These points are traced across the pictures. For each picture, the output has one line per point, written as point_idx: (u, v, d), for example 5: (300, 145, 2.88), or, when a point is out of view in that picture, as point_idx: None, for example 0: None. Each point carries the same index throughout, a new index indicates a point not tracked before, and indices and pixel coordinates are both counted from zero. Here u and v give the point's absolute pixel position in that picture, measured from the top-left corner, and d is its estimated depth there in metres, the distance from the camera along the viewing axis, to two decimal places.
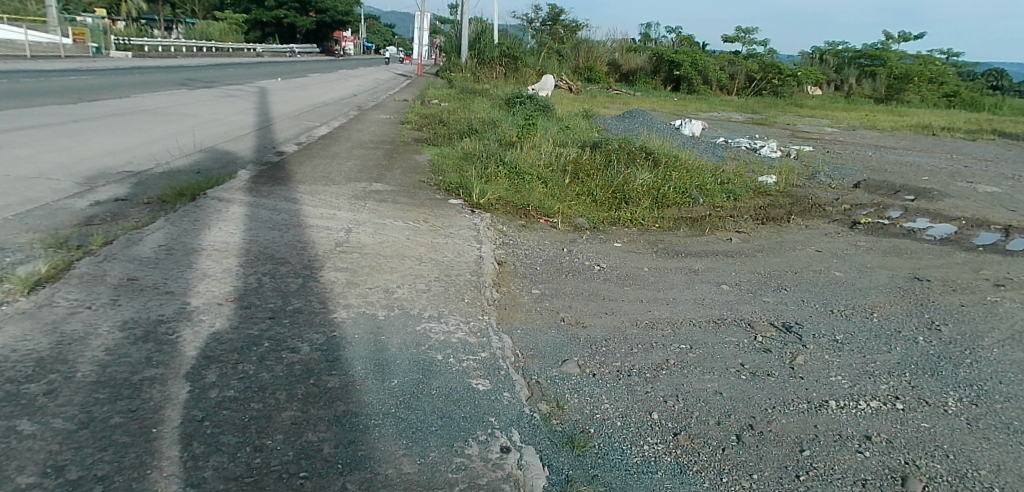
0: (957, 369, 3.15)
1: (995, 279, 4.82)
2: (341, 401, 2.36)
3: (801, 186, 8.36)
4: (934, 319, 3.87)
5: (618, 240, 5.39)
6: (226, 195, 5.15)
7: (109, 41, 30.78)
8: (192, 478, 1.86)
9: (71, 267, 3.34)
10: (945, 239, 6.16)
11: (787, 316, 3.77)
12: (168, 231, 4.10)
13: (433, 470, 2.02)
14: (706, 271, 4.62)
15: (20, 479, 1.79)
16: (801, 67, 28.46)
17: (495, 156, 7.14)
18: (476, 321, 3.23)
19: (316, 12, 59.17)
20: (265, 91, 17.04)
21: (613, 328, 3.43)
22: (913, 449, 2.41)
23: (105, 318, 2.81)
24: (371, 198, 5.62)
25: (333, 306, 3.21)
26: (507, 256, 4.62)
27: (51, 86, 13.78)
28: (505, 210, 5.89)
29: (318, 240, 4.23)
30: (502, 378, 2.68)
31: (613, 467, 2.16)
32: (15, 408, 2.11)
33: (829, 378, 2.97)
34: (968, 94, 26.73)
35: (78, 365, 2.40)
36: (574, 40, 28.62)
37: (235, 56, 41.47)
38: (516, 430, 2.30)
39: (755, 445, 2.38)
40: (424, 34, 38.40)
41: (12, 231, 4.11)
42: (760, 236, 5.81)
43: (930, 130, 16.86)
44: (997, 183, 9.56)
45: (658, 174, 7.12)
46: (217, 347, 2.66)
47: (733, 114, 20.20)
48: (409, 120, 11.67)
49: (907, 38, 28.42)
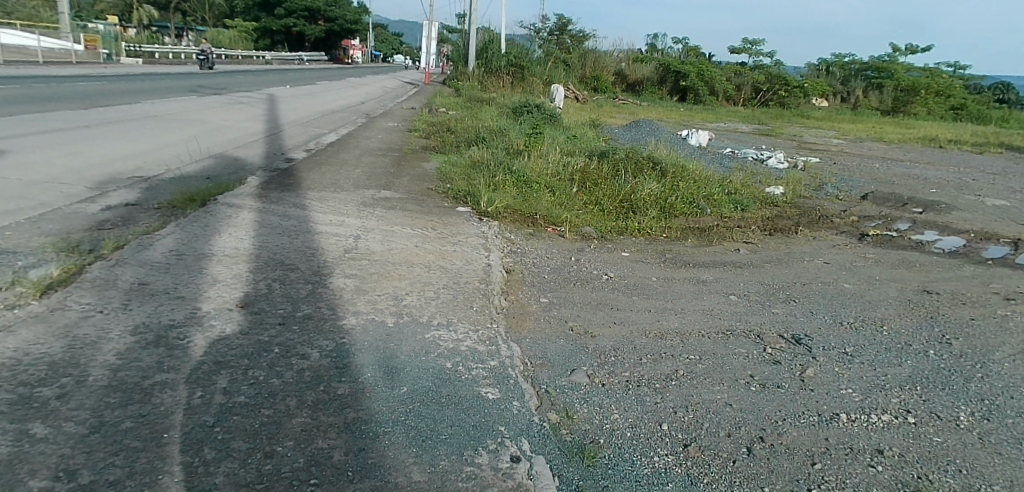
0: (968, 384, 3.12)
1: (1005, 293, 4.79)
2: (351, 408, 2.36)
3: (809, 197, 8.36)
4: (945, 334, 3.83)
5: (626, 249, 5.40)
6: (236, 201, 5.17)
7: (120, 48, 31.40)
8: (202, 484, 1.86)
9: (82, 271, 3.36)
10: (954, 252, 6.14)
11: (798, 329, 3.74)
12: (180, 236, 4.12)
13: (443, 478, 2.02)
14: (715, 282, 4.61)
15: (32, 483, 1.80)
16: (809, 78, 28.51)
17: (503, 166, 7.21)
18: (486, 329, 3.24)
19: (327, 21, 59.82)
20: (273, 97, 17.21)
21: (621, 339, 3.42)
22: (926, 464, 2.39)
23: (117, 322, 2.83)
24: (380, 206, 5.63)
25: (343, 313, 3.21)
26: (515, 264, 4.62)
27: (65, 91, 14.01)
28: (513, 219, 5.90)
29: (327, 246, 4.25)
30: (511, 387, 2.68)
31: (624, 478, 2.15)
32: (29, 411, 2.12)
33: (841, 390, 2.96)
34: (975, 107, 26.51)
35: (92, 369, 2.41)
36: (580, 51, 29.01)
37: (241, 64, 42.05)
38: (526, 440, 2.30)
39: (766, 458, 2.37)
40: (432, 42, 38.75)
41: (25, 234, 4.15)
42: (767, 247, 5.79)
43: (936, 143, 16.80)
44: (1006, 196, 9.54)
45: (666, 183, 7.15)
46: (228, 352, 2.66)
47: (740, 124, 20.26)
48: (417, 128, 11.70)
49: (915, 51, 28.26)
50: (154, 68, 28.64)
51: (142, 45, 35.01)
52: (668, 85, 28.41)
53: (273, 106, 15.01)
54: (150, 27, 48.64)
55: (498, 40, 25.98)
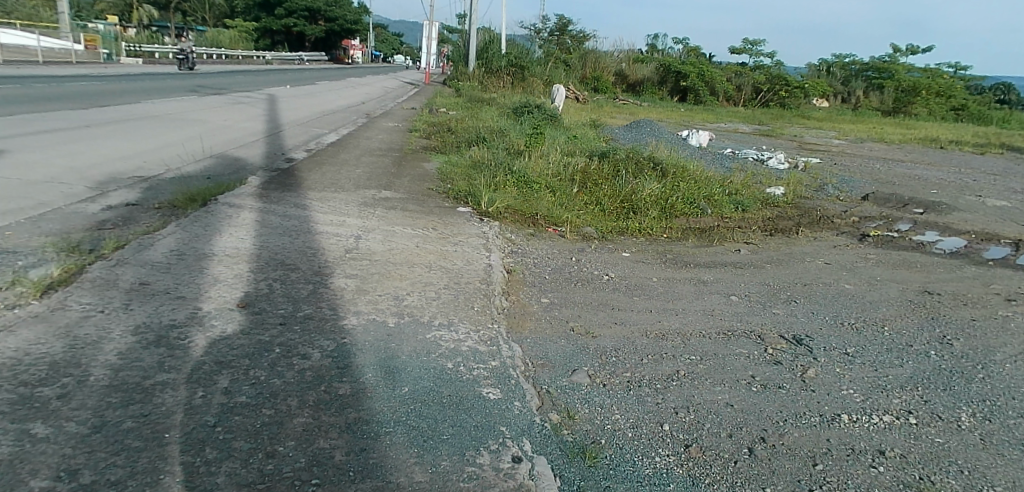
0: (970, 384, 3.12)
1: (1006, 294, 4.78)
2: (352, 408, 2.36)
3: (809, 198, 8.35)
4: (946, 334, 3.83)
5: (627, 250, 5.39)
6: (237, 201, 5.17)
7: (120, 48, 31.42)
8: (203, 484, 1.86)
9: (83, 271, 3.36)
10: (955, 252, 6.14)
11: (799, 329, 3.74)
12: (180, 236, 4.12)
13: (444, 479, 2.02)
14: (715, 282, 4.61)
15: (33, 483, 1.79)
16: (809, 79, 28.52)
17: (504, 166, 7.21)
18: (487, 329, 3.24)
19: (327, 21, 59.81)
20: (273, 97, 17.21)
21: (622, 339, 3.41)
22: (928, 465, 2.39)
23: (118, 322, 2.82)
24: (380, 206, 5.62)
25: (344, 313, 3.21)
26: (515, 264, 4.62)
27: (65, 91, 14.01)
28: (514, 219, 5.89)
29: (328, 246, 4.25)
30: (512, 387, 2.68)
31: (625, 479, 2.14)
32: (29, 411, 2.12)
33: (842, 391, 2.96)
34: (976, 107, 26.47)
35: (92, 369, 2.41)
36: (580, 51, 29.01)
37: (241, 64, 42.06)
38: (527, 440, 2.29)
39: (767, 458, 2.36)
40: (432, 43, 38.77)
41: (26, 234, 4.14)
42: (768, 248, 5.79)
43: (937, 144, 16.79)
44: (1007, 197, 9.53)
45: (666, 184, 7.14)
46: (229, 352, 2.66)
47: (741, 124, 20.26)
48: (417, 128, 11.70)
49: (915, 51, 28.25)
50: (154, 68, 28.65)
51: (142, 45, 35.01)
52: (669, 85, 28.40)
53: (274, 106, 15.01)
54: (150, 27, 48.64)
55: (498, 41, 25.99)
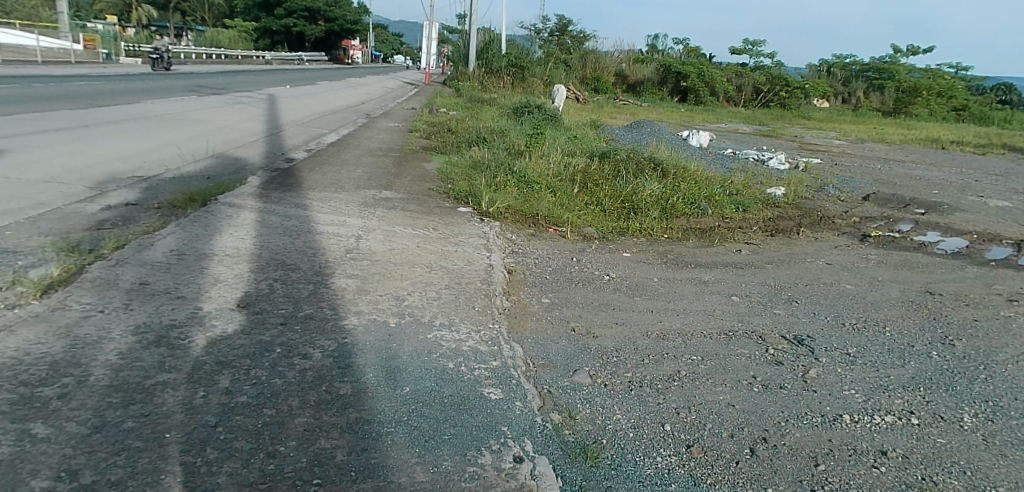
0: (972, 385, 3.12)
1: (1007, 294, 4.78)
2: (353, 408, 2.35)
3: (810, 198, 8.35)
4: (948, 335, 3.82)
5: (627, 250, 5.38)
6: (237, 200, 5.17)
7: (120, 48, 31.44)
8: (204, 484, 1.85)
9: (83, 271, 3.35)
10: (957, 252, 6.13)
11: (800, 330, 3.74)
12: (180, 235, 4.11)
13: (446, 479, 2.01)
14: (716, 283, 4.60)
15: (34, 483, 1.79)
16: (810, 79, 28.53)
17: (504, 166, 7.21)
18: (488, 329, 3.23)
19: (327, 21, 59.80)
20: (273, 97, 17.20)
21: (623, 339, 3.41)
22: (930, 466, 2.38)
23: (118, 322, 2.81)
24: (381, 206, 5.61)
25: (345, 313, 3.20)
26: (516, 264, 4.61)
27: (65, 91, 14.00)
28: (514, 219, 5.89)
29: (328, 246, 4.24)
30: (513, 387, 2.67)
31: (627, 479, 2.14)
32: (29, 411, 2.11)
33: (844, 391, 2.95)
34: (978, 108, 26.44)
35: (93, 369, 2.41)
36: (580, 52, 29.01)
37: (241, 64, 42.06)
38: (528, 440, 2.29)
39: (768, 458, 2.36)
40: (432, 43, 38.78)
41: (25, 234, 4.14)
42: (768, 248, 5.79)
43: (938, 144, 16.76)
44: (1008, 197, 9.52)
45: (667, 184, 7.14)
46: (230, 352, 2.65)
47: (741, 125, 20.26)
48: (417, 128, 11.68)
49: (916, 52, 28.24)
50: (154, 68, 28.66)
51: (142, 46, 35.02)
52: (669, 86, 28.39)
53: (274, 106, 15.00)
54: (150, 27, 48.64)
55: (498, 41, 25.98)
